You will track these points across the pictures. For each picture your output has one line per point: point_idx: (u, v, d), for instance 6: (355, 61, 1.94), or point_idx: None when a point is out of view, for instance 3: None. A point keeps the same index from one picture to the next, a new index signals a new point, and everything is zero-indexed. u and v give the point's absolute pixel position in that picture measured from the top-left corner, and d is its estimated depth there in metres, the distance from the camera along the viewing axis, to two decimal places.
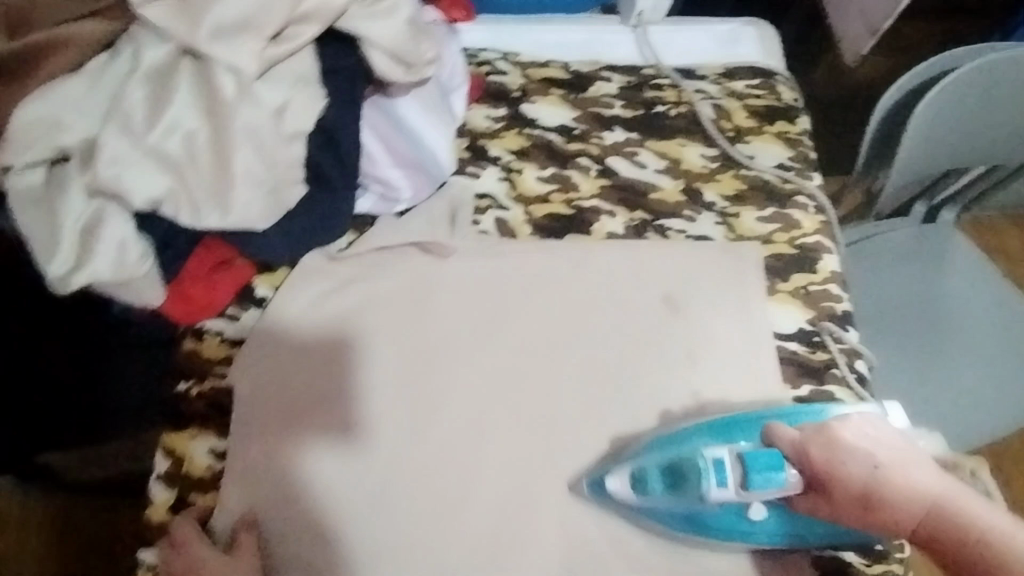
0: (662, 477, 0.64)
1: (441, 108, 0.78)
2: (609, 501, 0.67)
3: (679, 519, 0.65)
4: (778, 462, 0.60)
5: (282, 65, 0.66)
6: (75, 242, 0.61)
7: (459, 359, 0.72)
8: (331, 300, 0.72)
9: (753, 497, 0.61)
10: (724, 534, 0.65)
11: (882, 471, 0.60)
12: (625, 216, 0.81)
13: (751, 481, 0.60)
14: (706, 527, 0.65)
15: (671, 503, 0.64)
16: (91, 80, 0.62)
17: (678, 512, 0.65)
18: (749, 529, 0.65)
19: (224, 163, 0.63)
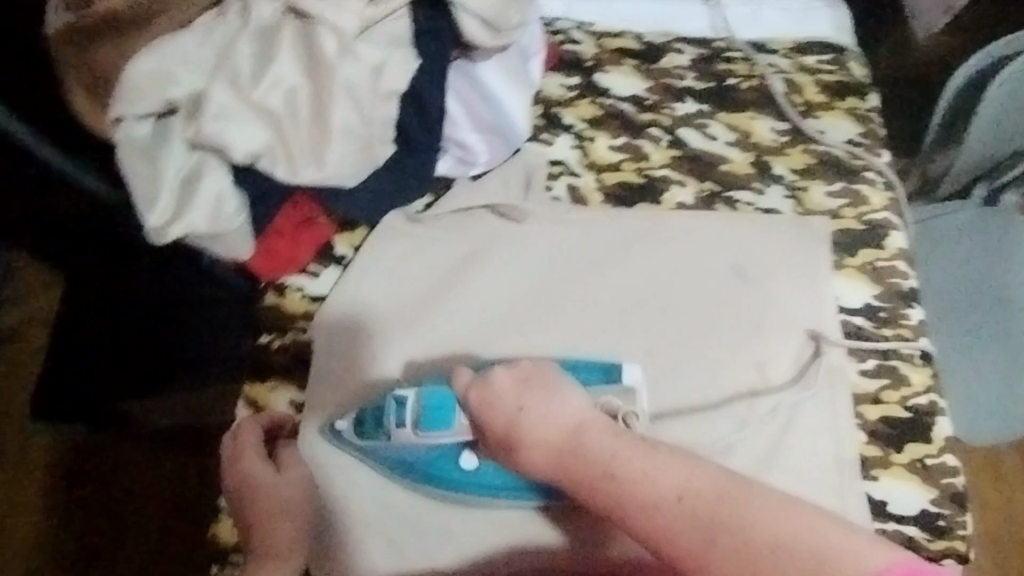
0: (375, 420, 0.66)
1: (521, 74, 0.79)
2: (348, 449, 0.68)
3: (394, 464, 0.67)
4: (448, 404, 0.64)
5: (380, 25, 0.65)
6: (175, 193, 0.64)
7: (528, 323, 0.74)
8: (397, 269, 0.75)
9: (420, 438, 0.65)
10: (437, 483, 0.66)
11: (525, 412, 0.60)
12: (696, 186, 0.84)
13: (421, 419, 0.64)
14: (415, 471, 0.66)
15: (386, 446, 0.66)
16: (202, 34, 0.62)
17: (403, 459, 0.66)
18: (459, 479, 0.66)
19: (324, 121, 0.63)
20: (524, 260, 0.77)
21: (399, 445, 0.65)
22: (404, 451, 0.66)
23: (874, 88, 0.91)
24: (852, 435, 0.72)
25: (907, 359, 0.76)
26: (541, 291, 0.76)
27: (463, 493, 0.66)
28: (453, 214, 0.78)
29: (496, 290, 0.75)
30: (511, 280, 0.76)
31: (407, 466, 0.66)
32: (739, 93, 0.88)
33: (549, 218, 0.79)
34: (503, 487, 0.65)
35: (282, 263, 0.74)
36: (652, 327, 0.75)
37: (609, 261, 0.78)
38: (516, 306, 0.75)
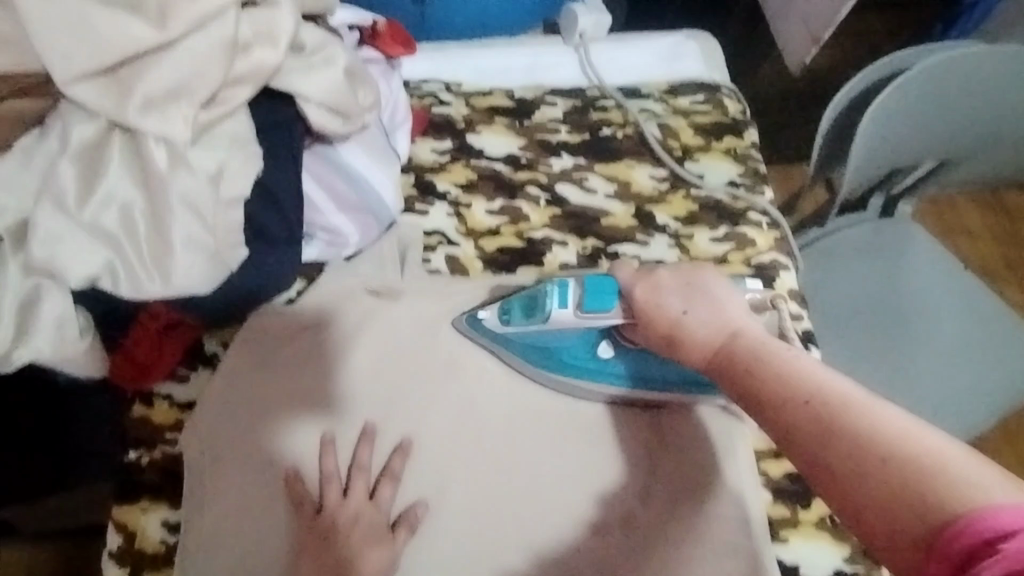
0: (523, 306, 0.72)
1: (384, 148, 0.77)
2: (482, 338, 0.74)
3: (531, 350, 0.72)
4: (610, 289, 0.68)
5: (217, 128, 0.63)
6: (12, 319, 0.60)
7: (415, 404, 0.71)
8: (280, 357, 0.72)
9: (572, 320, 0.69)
10: (568, 371, 0.72)
11: (688, 316, 0.61)
12: (579, 244, 0.81)
13: (582, 299, 0.68)
14: (553, 359, 0.72)
15: (529, 331, 0.72)
16: (23, 158, 0.59)
17: (531, 342, 0.72)
18: (595, 367, 0.71)
19: (163, 233, 0.60)
20: (406, 339, 0.73)
21: (549, 329, 0.71)
22: (532, 336, 0.72)
23: (752, 124, 0.91)
24: (760, 497, 0.69)
25: None
26: (422, 375, 0.72)
27: (591, 381, 0.72)
28: (325, 296, 0.75)
29: (377, 376, 0.72)
30: (389, 365, 0.72)
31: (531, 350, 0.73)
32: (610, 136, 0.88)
33: (430, 290, 0.76)
34: (584, 366, 0.71)
35: (145, 371, 0.70)
36: (543, 404, 0.72)
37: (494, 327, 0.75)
38: (400, 391, 0.71)
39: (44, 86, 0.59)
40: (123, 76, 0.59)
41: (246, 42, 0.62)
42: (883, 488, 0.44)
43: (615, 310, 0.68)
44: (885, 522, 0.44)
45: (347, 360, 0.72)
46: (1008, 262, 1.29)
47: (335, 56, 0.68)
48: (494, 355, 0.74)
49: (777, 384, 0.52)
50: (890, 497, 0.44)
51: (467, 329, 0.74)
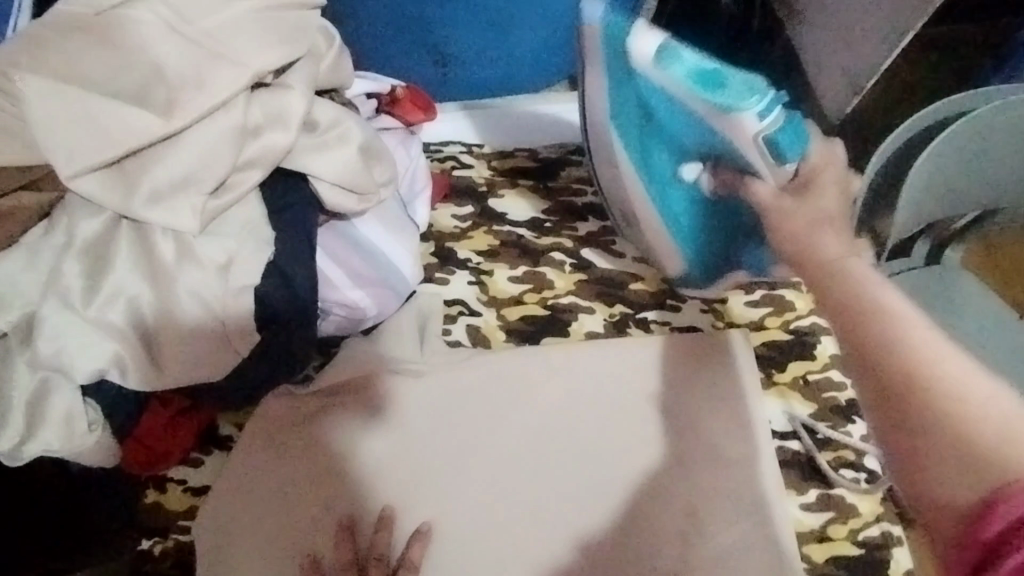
0: (694, 69, 0.62)
1: (401, 218, 0.75)
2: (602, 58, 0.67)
3: (622, 116, 0.71)
4: (800, 136, 0.58)
5: (227, 216, 0.61)
6: (20, 417, 0.57)
7: (445, 488, 0.69)
8: (299, 440, 0.70)
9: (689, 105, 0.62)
10: (642, 169, 0.73)
11: (796, 180, 0.57)
12: (605, 312, 0.79)
13: (721, 109, 0.60)
14: (632, 133, 0.71)
15: (666, 87, 0.64)
16: (28, 256, 0.57)
17: (632, 99, 0.69)
18: (668, 183, 0.72)
19: (172, 328, 0.59)
20: (429, 421, 0.72)
21: (698, 112, 0.62)
22: (676, 70, 0.62)
23: None
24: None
25: (850, 482, 0.71)
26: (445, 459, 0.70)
27: (655, 189, 0.73)
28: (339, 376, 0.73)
29: (396, 464, 0.70)
30: (413, 448, 0.71)
31: (619, 76, 0.68)
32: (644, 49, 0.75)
33: (454, 367, 0.74)
34: (664, 181, 0.72)
35: (158, 456, 0.68)
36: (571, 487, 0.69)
37: (517, 403, 0.73)
38: (421, 477, 0.69)
39: (51, 179, 0.58)
40: (130, 170, 0.57)
41: (257, 126, 0.61)
42: (949, 440, 0.37)
43: (784, 167, 0.58)
44: (949, 473, 0.37)
45: (367, 445, 0.70)
46: None
47: (349, 132, 0.66)
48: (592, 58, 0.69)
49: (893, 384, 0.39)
50: (960, 449, 0.37)
51: (593, 29, 0.66)
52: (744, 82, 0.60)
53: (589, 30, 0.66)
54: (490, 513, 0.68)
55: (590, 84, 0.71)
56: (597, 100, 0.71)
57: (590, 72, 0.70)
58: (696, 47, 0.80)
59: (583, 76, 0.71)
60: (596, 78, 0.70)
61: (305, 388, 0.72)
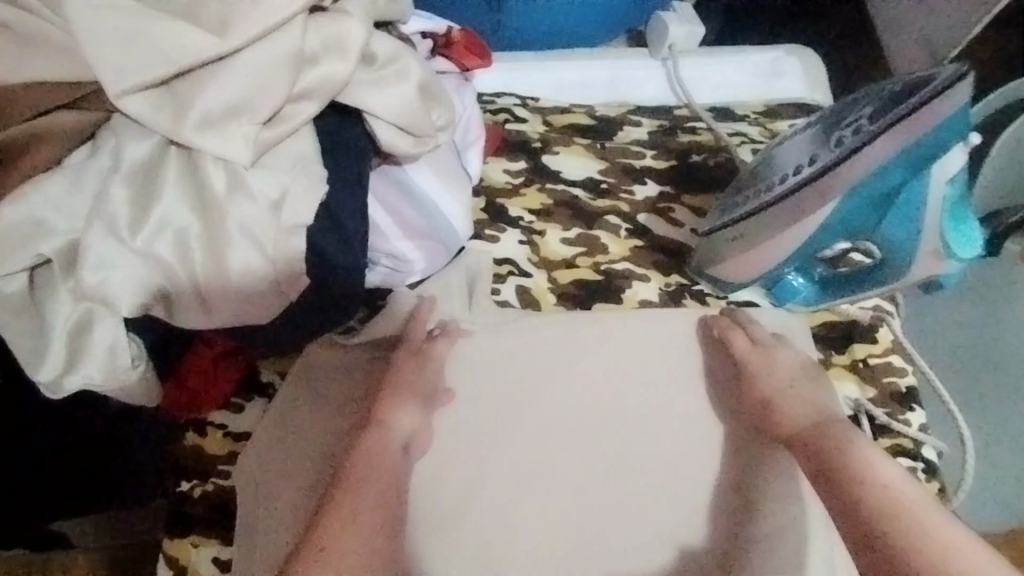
0: (954, 204, 0.61)
1: (455, 169, 0.72)
2: (911, 136, 0.58)
3: (858, 192, 0.61)
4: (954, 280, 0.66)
5: (280, 148, 0.59)
6: (64, 345, 0.56)
7: (494, 449, 0.67)
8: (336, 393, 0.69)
9: (935, 231, 0.61)
10: (818, 231, 0.64)
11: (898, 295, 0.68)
12: (661, 281, 0.76)
13: (949, 248, 0.61)
14: (851, 208, 0.62)
15: (929, 205, 0.61)
16: (73, 178, 0.55)
17: (886, 183, 0.60)
18: (816, 246, 0.66)
19: (220, 263, 0.56)
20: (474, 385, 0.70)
21: (929, 235, 0.62)
22: (952, 195, 0.61)
23: None
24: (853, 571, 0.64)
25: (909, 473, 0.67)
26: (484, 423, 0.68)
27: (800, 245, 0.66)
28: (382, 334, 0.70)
29: (445, 425, 0.68)
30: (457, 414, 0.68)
31: (908, 160, 0.59)
32: (858, 104, 0.66)
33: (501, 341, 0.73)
34: (817, 244, 0.65)
35: (198, 399, 0.67)
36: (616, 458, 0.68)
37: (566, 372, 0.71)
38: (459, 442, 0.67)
39: (97, 98, 0.56)
40: (180, 92, 0.55)
41: (314, 55, 0.58)
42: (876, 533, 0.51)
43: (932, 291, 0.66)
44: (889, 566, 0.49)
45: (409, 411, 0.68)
46: None
47: (408, 70, 0.63)
48: (904, 125, 0.57)
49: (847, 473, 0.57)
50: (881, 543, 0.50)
51: (941, 108, 0.56)
52: (976, 242, 0.62)
53: (939, 110, 0.56)
54: (541, 483, 0.67)
55: (883, 135, 0.58)
56: (864, 159, 0.59)
57: (890, 129, 0.58)
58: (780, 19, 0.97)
59: (880, 132, 0.58)
60: (890, 141, 0.58)
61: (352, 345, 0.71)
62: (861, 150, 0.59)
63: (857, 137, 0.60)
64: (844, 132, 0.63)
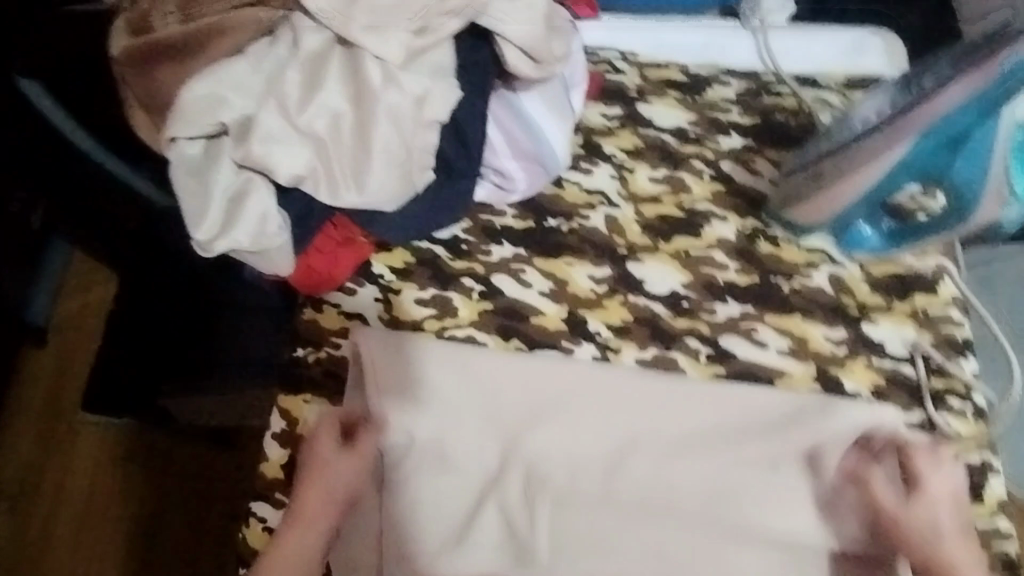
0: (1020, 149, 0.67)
1: (562, 102, 0.80)
2: (982, 86, 0.63)
3: (928, 136, 0.68)
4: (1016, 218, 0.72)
5: (424, 56, 0.68)
6: (221, 208, 0.66)
7: (531, 406, 0.72)
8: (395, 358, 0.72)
9: (1002, 172, 0.67)
10: (889, 175, 0.71)
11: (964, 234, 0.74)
12: (738, 222, 0.82)
13: (1014, 191, 0.67)
14: (920, 154, 0.69)
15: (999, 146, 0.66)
16: (254, 61, 0.65)
17: (955, 131, 0.67)
18: (885, 189, 0.73)
19: (366, 147, 0.66)
20: (477, 457, 0.71)
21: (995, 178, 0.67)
22: (1017, 138, 0.67)
23: None
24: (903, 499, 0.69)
25: (955, 412, 0.74)
26: (496, 498, 0.70)
27: (869, 188, 0.73)
28: (394, 366, 0.72)
29: (481, 383, 0.72)
30: (457, 492, 0.70)
31: (979, 105, 0.65)
32: (936, 59, 0.72)
33: (530, 361, 0.73)
34: (887, 187, 0.73)
35: (319, 281, 0.75)
36: (622, 552, 0.68)
37: (569, 514, 0.70)
38: (469, 521, 0.69)
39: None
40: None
41: None
42: None
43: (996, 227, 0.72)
44: None
45: (418, 478, 0.70)
46: None
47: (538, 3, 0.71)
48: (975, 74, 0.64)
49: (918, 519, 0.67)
50: None
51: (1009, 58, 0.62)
52: None
53: (1009, 58, 0.61)
54: (578, 446, 0.72)
55: (958, 81, 0.64)
56: (938, 103, 0.66)
57: (964, 76, 0.64)
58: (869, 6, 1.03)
59: (952, 80, 0.65)
60: (962, 87, 0.65)
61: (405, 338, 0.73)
62: (938, 93, 0.66)
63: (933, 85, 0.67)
64: (922, 82, 0.70)
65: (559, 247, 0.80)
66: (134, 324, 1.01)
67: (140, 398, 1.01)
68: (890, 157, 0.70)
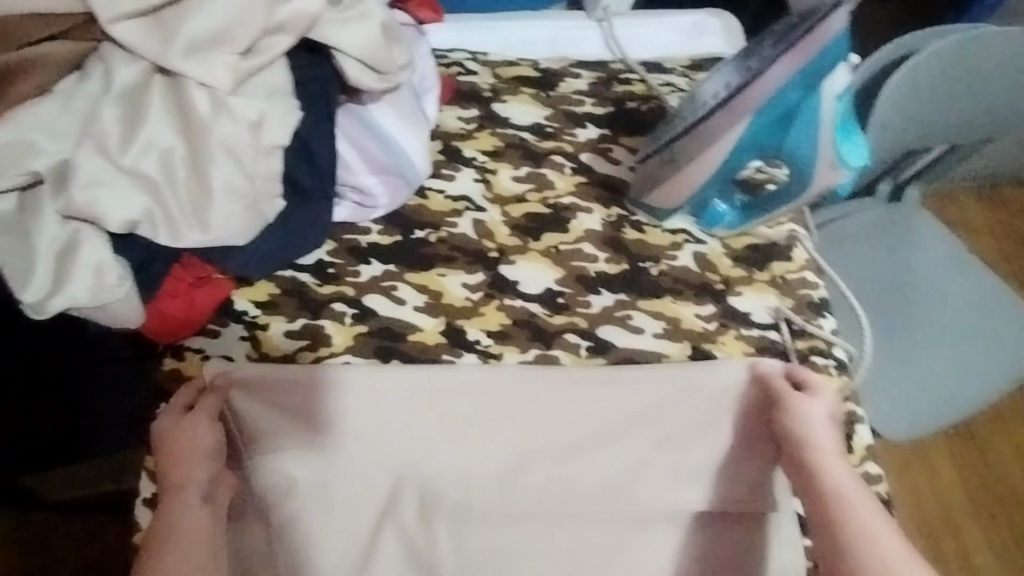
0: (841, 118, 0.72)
1: (413, 110, 0.78)
2: (803, 59, 0.67)
3: (763, 111, 0.70)
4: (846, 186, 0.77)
5: (255, 78, 0.64)
6: (49, 266, 0.60)
7: (408, 427, 0.71)
8: (256, 403, 0.70)
9: (829, 140, 0.71)
10: (734, 153, 0.74)
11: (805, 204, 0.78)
12: (603, 212, 0.83)
13: (842, 157, 0.72)
14: (758, 128, 0.72)
15: (825, 115, 0.70)
16: (64, 101, 0.60)
17: (786, 104, 0.70)
18: (732, 166, 0.75)
19: (203, 180, 0.61)
20: (365, 481, 0.70)
21: (825, 145, 0.71)
22: (838, 108, 0.71)
23: None
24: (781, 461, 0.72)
25: (820, 369, 0.77)
26: (392, 524, 0.70)
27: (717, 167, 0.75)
28: (265, 412, 0.70)
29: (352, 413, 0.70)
30: (351, 524, 0.69)
31: (803, 79, 0.68)
32: (761, 40, 0.75)
33: (397, 388, 0.71)
34: (733, 165, 0.75)
35: (175, 327, 0.71)
36: (527, 552, 0.69)
37: (467, 526, 0.70)
38: (371, 551, 0.69)
39: (86, 29, 0.61)
40: (169, 22, 0.60)
41: None
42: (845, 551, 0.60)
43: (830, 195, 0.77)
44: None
45: (308, 515, 0.68)
46: (999, 236, 1.28)
47: (372, 12, 0.68)
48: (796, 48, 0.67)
49: (793, 429, 0.68)
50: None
51: (822, 31, 0.65)
52: (862, 152, 0.73)
53: (824, 32, 0.65)
54: (465, 461, 0.71)
55: (783, 58, 0.67)
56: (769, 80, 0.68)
57: (788, 52, 0.67)
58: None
59: (776, 56, 0.68)
60: (786, 63, 0.68)
61: (236, 371, 0.70)
62: (765, 70, 0.68)
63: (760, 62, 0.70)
64: (751, 61, 0.72)
65: (429, 259, 0.78)
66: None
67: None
68: (731, 136, 0.72)
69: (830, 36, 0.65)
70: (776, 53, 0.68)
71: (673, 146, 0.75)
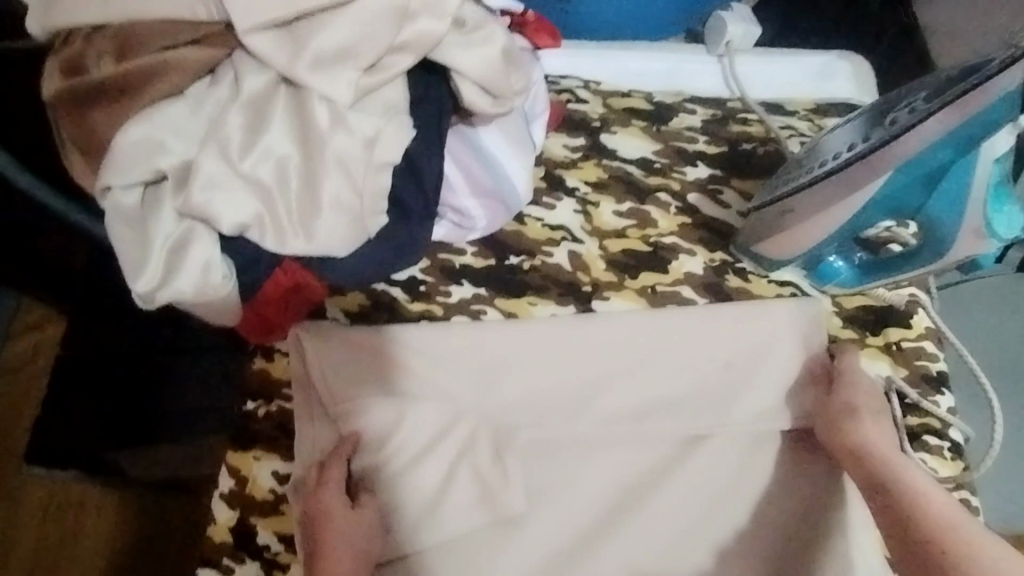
0: (998, 184, 0.65)
1: (522, 136, 0.76)
2: (960, 119, 0.61)
3: (904, 168, 0.65)
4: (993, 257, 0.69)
5: (374, 95, 0.65)
6: (162, 259, 0.62)
7: (484, 382, 0.71)
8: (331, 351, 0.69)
9: (980, 206, 0.65)
10: (865, 212, 0.69)
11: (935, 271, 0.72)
12: (706, 256, 0.80)
13: (992, 228, 0.65)
14: (895, 187, 0.66)
15: (980, 180, 0.64)
16: (194, 106, 0.62)
17: (931, 165, 0.64)
18: (859, 223, 0.70)
19: (314, 192, 0.62)
20: (446, 408, 0.69)
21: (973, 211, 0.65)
22: (996, 173, 0.64)
23: None
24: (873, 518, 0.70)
25: (933, 451, 0.73)
26: (468, 460, 0.68)
27: (843, 223, 0.70)
28: (344, 358, 0.69)
29: (431, 362, 0.70)
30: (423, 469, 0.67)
31: (957, 140, 0.62)
32: (908, 92, 0.70)
33: (476, 326, 0.72)
34: (860, 222, 0.70)
35: (268, 329, 0.72)
36: (589, 479, 0.70)
37: (542, 461, 0.70)
38: (443, 487, 0.67)
39: (223, 37, 0.63)
40: (299, 33, 0.61)
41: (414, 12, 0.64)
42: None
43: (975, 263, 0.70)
44: None
45: (395, 436, 0.66)
46: None
47: (493, 36, 0.68)
48: (956, 107, 0.61)
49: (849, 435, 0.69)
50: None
51: (989, 90, 0.59)
52: (1019, 223, 0.66)
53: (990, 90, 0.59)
54: (539, 420, 0.70)
55: (937, 115, 0.62)
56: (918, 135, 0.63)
57: (944, 109, 0.61)
58: (815, 34, 1.05)
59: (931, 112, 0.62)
60: (940, 121, 0.62)
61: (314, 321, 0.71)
62: (915, 127, 0.63)
63: (911, 116, 0.64)
64: (897, 113, 0.67)
65: (522, 285, 0.77)
66: (78, 368, 0.93)
67: (80, 447, 0.93)
68: (863, 194, 0.67)
69: (997, 95, 0.58)
70: (931, 109, 0.62)
71: (795, 196, 0.71)
